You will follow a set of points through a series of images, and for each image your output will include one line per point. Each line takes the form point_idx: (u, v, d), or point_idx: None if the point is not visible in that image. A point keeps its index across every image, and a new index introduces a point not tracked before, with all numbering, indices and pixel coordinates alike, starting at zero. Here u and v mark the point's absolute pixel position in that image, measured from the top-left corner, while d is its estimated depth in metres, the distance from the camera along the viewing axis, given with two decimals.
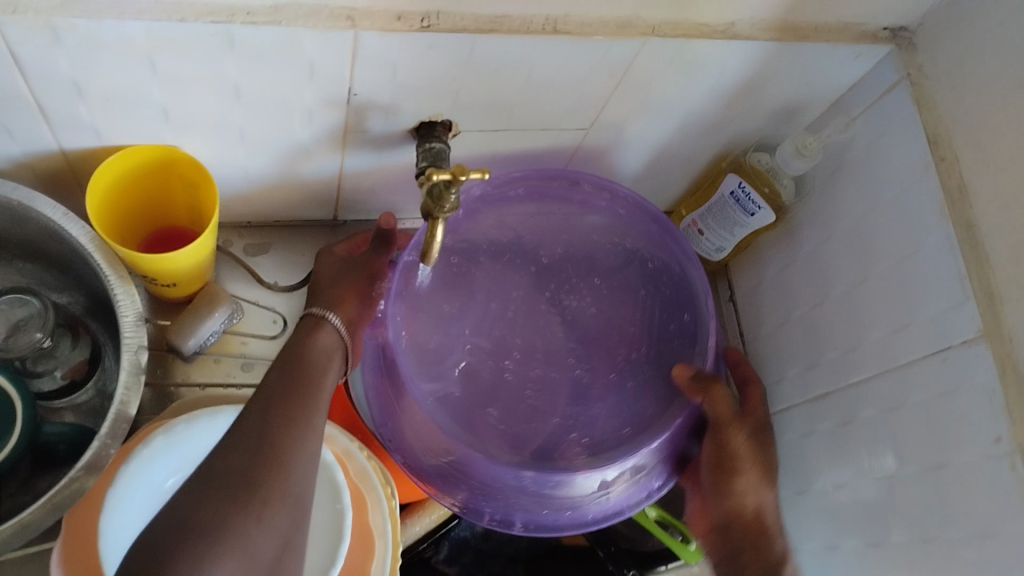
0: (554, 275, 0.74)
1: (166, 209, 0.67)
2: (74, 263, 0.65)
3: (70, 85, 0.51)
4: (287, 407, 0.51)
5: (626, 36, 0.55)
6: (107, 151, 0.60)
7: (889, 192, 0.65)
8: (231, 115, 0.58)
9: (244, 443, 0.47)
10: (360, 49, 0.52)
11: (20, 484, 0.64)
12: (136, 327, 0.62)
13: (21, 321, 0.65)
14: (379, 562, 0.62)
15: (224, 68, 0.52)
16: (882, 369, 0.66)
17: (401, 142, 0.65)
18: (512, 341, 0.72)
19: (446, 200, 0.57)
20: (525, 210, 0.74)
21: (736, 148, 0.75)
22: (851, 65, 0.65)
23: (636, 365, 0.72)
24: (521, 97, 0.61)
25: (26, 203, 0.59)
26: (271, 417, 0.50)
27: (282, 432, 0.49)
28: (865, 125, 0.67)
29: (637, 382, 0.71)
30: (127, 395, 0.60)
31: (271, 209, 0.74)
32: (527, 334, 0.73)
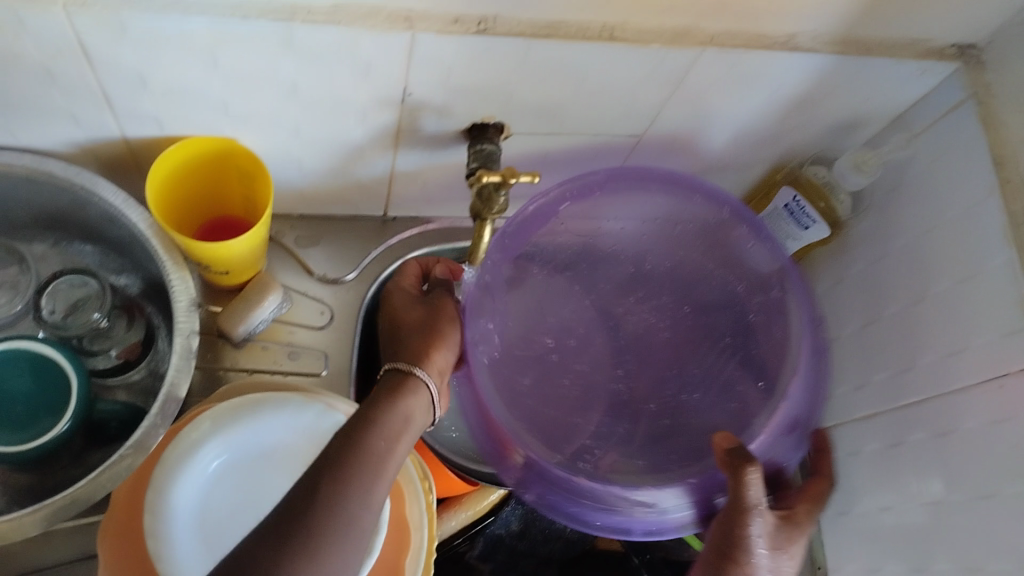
0: (641, 281, 0.76)
1: (224, 199, 0.69)
2: (132, 248, 0.68)
3: (135, 77, 0.53)
4: (364, 448, 0.51)
5: (683, 45, 0.55)
6: (168, 140, 0.61)
7: (950, 213, 0.63)
8: (289, 110, 0.59)
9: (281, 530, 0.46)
10: (415, 51, 0.53)
11: (73, 457, 0.66)
12: (188, 312, 0.64)
13: (80, 301, 0.68)
14: (414, 557, 0.63)
15: (282, 65, 0.53)
16: (934, 393, 0.64)
17: (453, 142, 0.65)
18: (574, 329, 0.75)
19: (495, 202, 0.58)
20: (615, 192, 0.70)
21: (792, 160, 0.74)
22: (916, 81, 0.63)
23: (690, 401, 0.71)
24: (575, 102, 0.60)
25: (90, 188, 0.62)
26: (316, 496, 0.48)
27: (351, 475, 0.50)
28: (928, 142, 0.65)
29: (673, 419, 0.71)
30: (176, 377, 0.62)
31: (323, 202, 0.75)
32: (591, 328, 0.76)
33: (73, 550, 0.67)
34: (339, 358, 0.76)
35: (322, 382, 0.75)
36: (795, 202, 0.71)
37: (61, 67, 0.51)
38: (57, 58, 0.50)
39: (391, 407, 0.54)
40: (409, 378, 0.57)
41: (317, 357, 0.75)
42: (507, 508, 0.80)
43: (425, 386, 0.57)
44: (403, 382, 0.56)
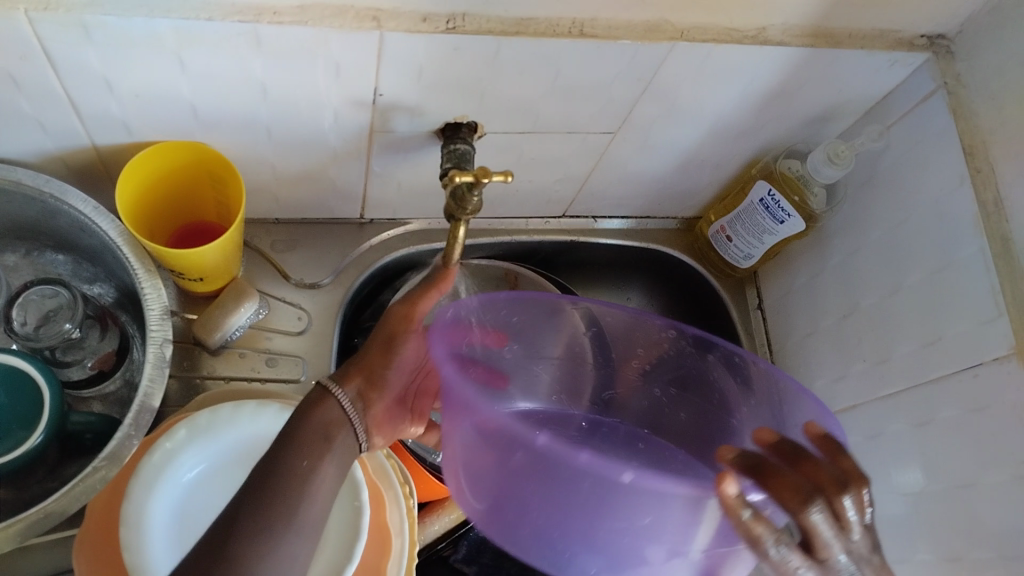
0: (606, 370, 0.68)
1: (198, 205, 0.68)
2: (104, 255, 0.66)
3: (101, 82, 0.52)
4: (287, 468, 0.52)
5: (654, 40, 0.54)
6: (138, 147, 0.61)
7: (922, 203, 0.63)
8: (260, 113, 0.58)
9: (199, 560, 0.48)
10: (385, 50, 0.52)
11: (47, 470, 0.65)
12: (161, 320, 0.63)
13: (52, 311, 0.67)
14: (396, 560, 0.62)
15: (250, 66, 0.52)
16: (912, 383, 0.64)
17: (427, 142, 0.65)
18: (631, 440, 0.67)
19: (469, 202, 0.58)
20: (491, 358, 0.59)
21: (767, 154, 0.74)
22: (886, 73, 0.63)
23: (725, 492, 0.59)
24: (548, 100, 0.60)
25: (58, 196, 0.61)
26: (238, 522, 0.49)
27: (273, 499, 0.51)
28: (900, 133, 0.66)
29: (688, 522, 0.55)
30: (150, 386, 0.61)
31: (298, 206, 0.74)
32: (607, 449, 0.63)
33: (48, 564, 0.66)
34: (319, 363, 0.76)
35: (300, 387, 0.75)
36: (770, 196, 0.71)
37: (24, 72, 0.50)
38: (20, 63, 0.49)
39: (309, 427, 0.55)
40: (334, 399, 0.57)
41: (296, 362, 0.75)
42: None
43: (337, 405, 0.57)
44: (321, 398, 0.57)
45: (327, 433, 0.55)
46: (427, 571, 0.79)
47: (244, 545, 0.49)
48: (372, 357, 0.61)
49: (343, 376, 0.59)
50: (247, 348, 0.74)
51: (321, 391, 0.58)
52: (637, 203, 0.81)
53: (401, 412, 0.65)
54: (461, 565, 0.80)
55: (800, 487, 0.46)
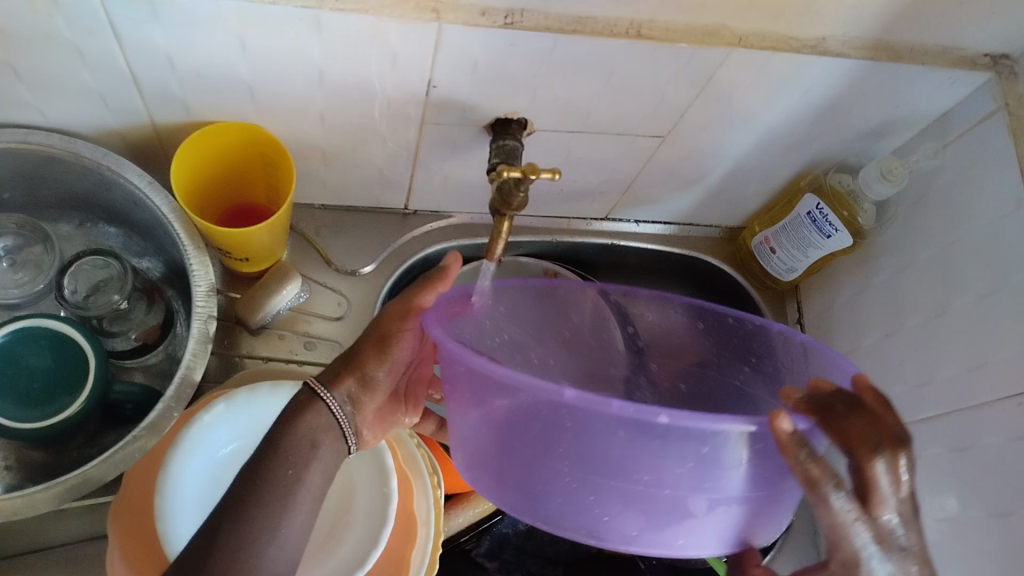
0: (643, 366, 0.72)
1: (247, 186, 0.69)
2: (155, 230, 0.68)
3: (164, 60, 0.53)
4: (271, 475, 0.52)
5: (711, 45, 0.54)
6: (194, 126, 0.62)
7: (975, 224, 0.62)
8: (315, 98, 0.59)
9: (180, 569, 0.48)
10: (442, 41, 0.53)
11: (88, 437, 0.67)
12: (207, 297, 0.64)
13: (101, 282, 0.68)
14: (421, 548, 0.62)
15: (309, 51, 0.53)
16: (954, 407, 0.63)
17: (477, 136, 0.65)
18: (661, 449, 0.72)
19: (514, 198, 0.57)
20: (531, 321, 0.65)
21: (817, 167, 0.73)
22: (946, 90, 0.62)
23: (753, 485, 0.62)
24: (600, 100, 0.60)
25: (115, 170, 0.62)
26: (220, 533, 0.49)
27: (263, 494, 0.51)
28: (956, 153, 0.64)
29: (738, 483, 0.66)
30: (193, 361, 0.62)
31: (345, 193, 0.75)
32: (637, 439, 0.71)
33: (83, 529, 0.68)
34: None
35: None
36: (818, 209, 0.70)
37: (91, 46, 0.52)
38: (88, 37, 0.51)
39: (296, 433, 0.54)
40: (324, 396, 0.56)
41: (334, 347, 0.76)
42: None
43: (326, 410, 0.56)
44: (308, 400, 0.56)
45: (315, 438, 0.54)
46: (449, 563, 0.79)
47: (232, 539, 0.49)
48: (366, 355, 0.59)
49: (336, 376, 0.58)
50: (285, 330, 0.75)
51: (309, 394, 0.56)
52: (681, 210, 0.80)
53: (395, 404, 0.64)
54: (483, 560, 0.80)
55: (867, 436, 0.46)
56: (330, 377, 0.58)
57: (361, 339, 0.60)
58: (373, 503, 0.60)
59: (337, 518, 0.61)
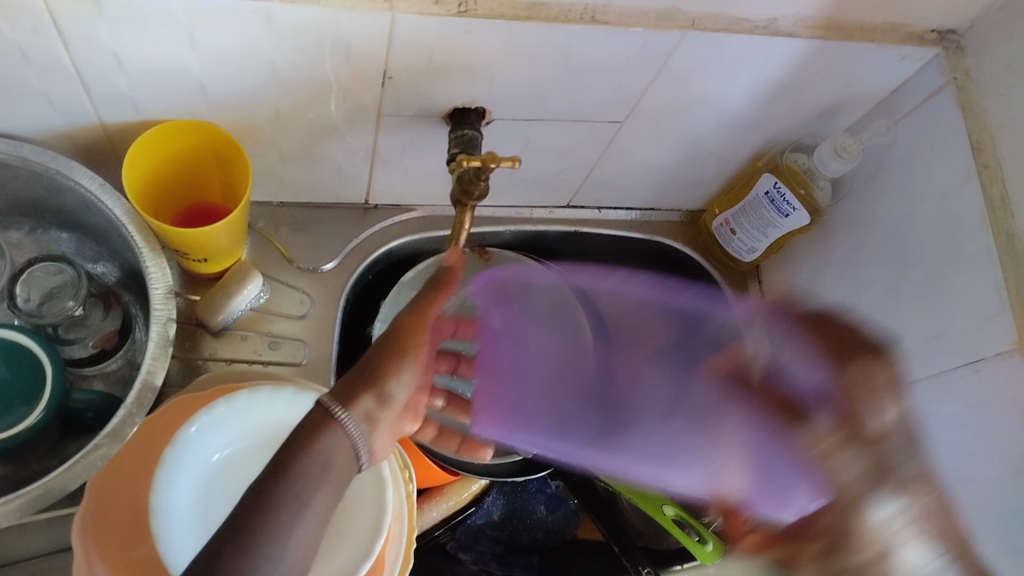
0: None
1: (204, 185, 0.68)
2: (108, 235, 0.67)
3: (111, 58, 0.52)
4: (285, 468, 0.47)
5: (665, 28, 0.54)
6: (145, 126, 0.61)
7: (928, 198, 0.64)
8: (269, 93, 0.58)
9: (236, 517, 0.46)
10: (397, 31, 0.52)
11: (48, 448, 0.65)
12: (165, 299, 0.63)
13: (55, 289, 0.67)
14: (394, 545, 0.63)
15: (262, 46, 0.52)
16: (914, 377, 0.65)
17: (435, 126, 0.65)
18: None
19: (476, 186, 0.58)
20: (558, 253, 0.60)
21: (774, 147, 0.74)
22: (895, 67, 0.63)
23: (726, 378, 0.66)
24: (555, 86, 0.60)
25: (65, 173, 0.61)
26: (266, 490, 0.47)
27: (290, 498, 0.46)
28: (908, 127, 0.66)
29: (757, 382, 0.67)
30: (153, 364, 0.62)
31: (302, 189, 0.75)
32: None
33: (47, 542, 0.66)
34: (321, 346, 0.76)
35: (304, 371, 0.75)
36: (776, 189, 0.72)
37: (37, 48, 0.50)
38: (32, 38, 0.49)
39: (307, 458, 0.47)
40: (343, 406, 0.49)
41: (299, 346, 0.75)
42: (488, 498, 0.82)
43: (341, 426, 0.49)
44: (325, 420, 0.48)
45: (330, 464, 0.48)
46: (425, 557, 0.79)
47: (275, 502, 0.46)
48: (382, 368, 0.52)
49: (359, 383, 0.51)
50: (249, 331, 0.74)
51: (322, 412, 0.49)
52: (643, 195, 0.81)
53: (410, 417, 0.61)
54: (456, 553, 0.81)
55: None
56: (344, 392, 0.51)
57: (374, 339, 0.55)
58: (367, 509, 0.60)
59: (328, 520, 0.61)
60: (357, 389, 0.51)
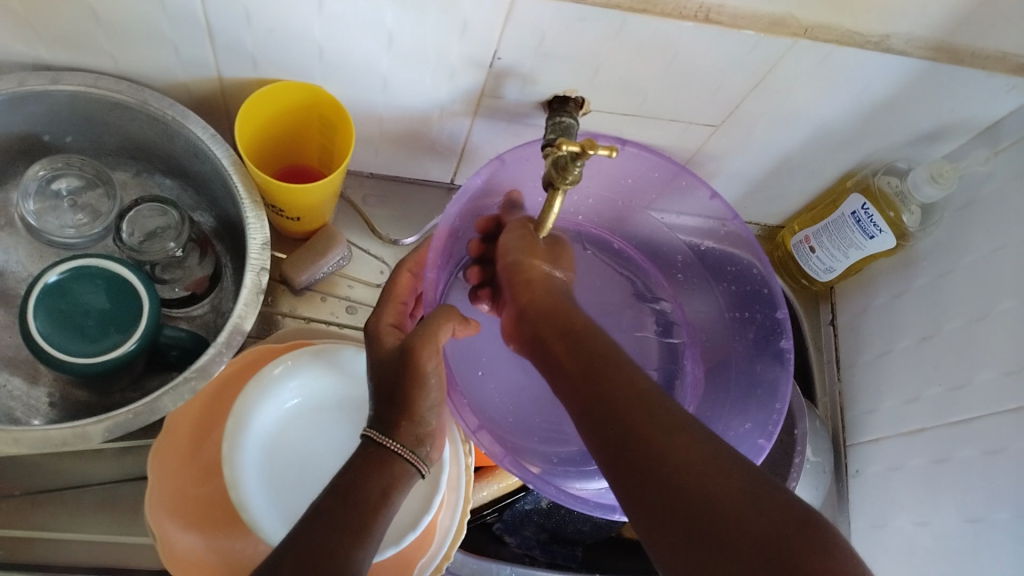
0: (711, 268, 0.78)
1: (302, 146, 0.71)
2: (211, 184, 0.70)
3: (240, 13, 0.55)
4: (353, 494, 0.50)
5: (776, 34, 0.55)
6: (260, 83, 0.63)
7: (1023, 231, 0.63)
8: (380, 62, 0.60)
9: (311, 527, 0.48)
10: (513, 12, 0.54)
11: (131, 382, 0.69)
12: (261, 250, 0.65)
13: (157, 229, 0.70)
14: (448, 513, 0.66)
15: (381, 14, 0.55)
16: (988, 411, 0.64)
17: (533, 112, 0.66)
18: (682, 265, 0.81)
19: (570, 172, 0.59)
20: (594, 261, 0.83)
21: (864, 168, 0.74)
22: (1002, 97, 0.63)
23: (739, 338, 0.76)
24: (657, 83, 0.61)
25: (180, 121, 0.64)
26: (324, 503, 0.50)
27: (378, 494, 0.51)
28: (1008, 161, 0.65)
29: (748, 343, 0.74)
30: (245, 311, 0.63)
31: (394, 162, 0.77)
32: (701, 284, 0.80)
33: (121, 470, 0.70)
34: None
35: None
36: (863, 210, 0.71)
37: None
38: None
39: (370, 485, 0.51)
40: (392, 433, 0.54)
41: None
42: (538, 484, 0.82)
43: (395, 459, 0.54)
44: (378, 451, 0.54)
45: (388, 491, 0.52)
46: (470, 534, 0.81)
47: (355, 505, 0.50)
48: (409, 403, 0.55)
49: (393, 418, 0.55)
50: (329, 293, 0.77)
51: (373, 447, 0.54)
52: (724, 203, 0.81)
53: None
54: (501, 534, 0.82)
55: None
56: (382, 423, 0.55)
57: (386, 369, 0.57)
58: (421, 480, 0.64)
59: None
60: (392, 420, 0.55)
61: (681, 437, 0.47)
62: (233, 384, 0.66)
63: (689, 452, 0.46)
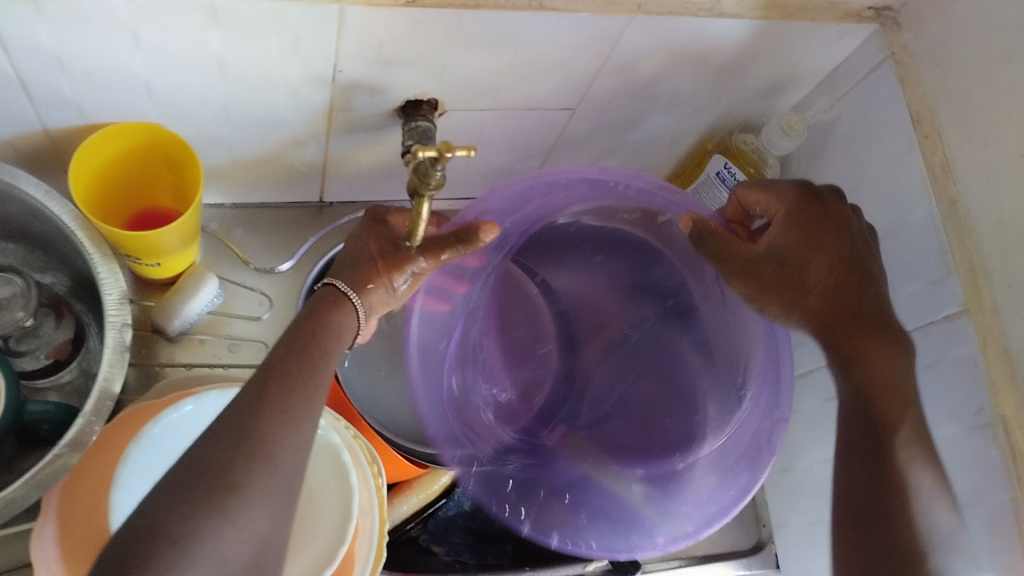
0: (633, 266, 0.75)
1: (152, 188, 0.67)
2: (57, 243, 0.65)
3: (51, 59, 0.51)
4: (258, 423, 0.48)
5: (612, 13, 0.55)
6: (90, 129, 0.59)
7: (874, 170, 0.66)
8: (216, 91, 0.57)
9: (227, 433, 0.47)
10: (345, 24, 0.52)
11: (3, 463, 0.63)
12: (120, 305, 0.61)
13: (4, 300, 0.65)
14: (365, 540, 0.63)
15: (207, 42, 0.52)
16: None
17: (389, 120, 0.65)
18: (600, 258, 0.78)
19: (432, 177, 0.57)
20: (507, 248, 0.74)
21: (722, 129, 0.76)
22: (835, 44, 0.65)
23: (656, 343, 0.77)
24: (506, 74, 0.60)
25: (8, 181, 0.59)
26: (258, 401, 0.49)
27: (286, 406, 0.50)
28: (850, 104, 0.68)
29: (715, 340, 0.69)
30: (111, 372, 0.60)
31: (255, 189, 0.74)
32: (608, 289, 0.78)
33: (9, 560, 0.65)
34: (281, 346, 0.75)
35: None
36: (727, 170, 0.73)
37: None
38: None
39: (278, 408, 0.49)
40: (300, 348, 0.53)
41: (259, 347, 0.74)
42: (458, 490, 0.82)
43: (349, 304, 0.59)
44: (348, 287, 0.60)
45: (343, 332, 0.57)
46: (397, 551, 0.79)
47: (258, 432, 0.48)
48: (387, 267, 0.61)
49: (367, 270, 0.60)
50: (208, 335, 0.73)
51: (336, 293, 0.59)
52: None
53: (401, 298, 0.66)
54: (429, 546, 0.80)
55: None
56: (353, 276, 0.60)
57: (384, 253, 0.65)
58: (332, 517, 0.62)
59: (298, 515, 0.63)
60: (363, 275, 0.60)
61: (897, 397, 0.58)
62: (115, 446, 0.60)
63: (911, 425, 0.58)
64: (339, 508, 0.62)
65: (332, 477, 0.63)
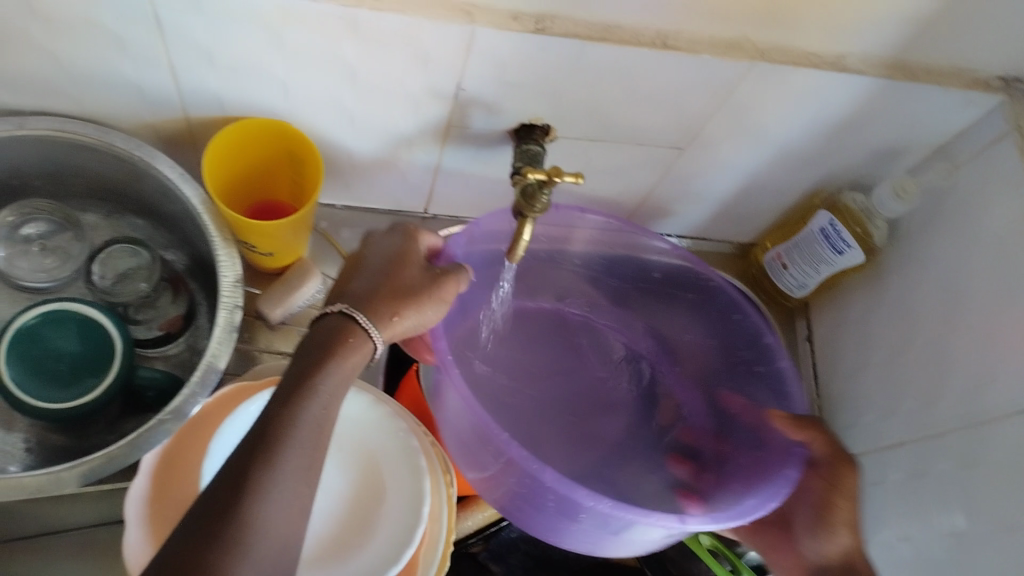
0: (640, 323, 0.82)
1: (273, 181, 0.71)
2: (183, 223, 0.70)
3: (202, 52, 0.55)
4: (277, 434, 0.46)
5: (732, 57, 0.56)
6: (226, 121, 0.64)
7: (987, 242, 0.64)
8: (344, 97, 0.61)
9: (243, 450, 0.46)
10: (474, 44, 0.54)
11: (108, 423, 0.68)
12: (233, 287, 0.65)
13: (128, 270, 0.71)
14: (429, 548, 0.64)
15: (344, 50, 0.55)
16: (962, 422, 0.64)
17: (501, 142, 0.67)
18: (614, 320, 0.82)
19: (536, 199, 0.59)
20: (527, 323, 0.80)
21: (830, 185, 0.75)
22: (959, 111, 0.64)
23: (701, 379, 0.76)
24: (618, 108, 0.62)
25: (148, 161, 0.64)
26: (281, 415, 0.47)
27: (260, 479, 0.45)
28: (968, 173, 0.66)
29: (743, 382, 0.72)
30: (218, 350, 0.64)
31: (365, 195, 0.77)
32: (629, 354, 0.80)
33: (100, 514, 0.69)
34: None
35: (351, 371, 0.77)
36: (831, 226, 0.72)
37: (135, 39, 0.54)
38: (134, 29, 0.53)
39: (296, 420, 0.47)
40: (288, 422, 0.47)
41: None
42: None
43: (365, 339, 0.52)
44: (349, 331, 0.52)
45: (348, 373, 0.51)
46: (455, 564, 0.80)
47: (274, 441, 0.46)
48: (405, 300, 0.54)
49: (385, 302, 0.54)
50: (305, 326, 0.76)
51: (350, 325, 0.52)
52: (697, 223, 0.82)
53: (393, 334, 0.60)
54: (487, 564, 0.81)
55: None
56: (371, 307, 0.53)
57: (388, 264, 0.56)
58: (402, 515, 0.63)
59: (368, 509, 0.65)
60: (382, 308, 0.53)
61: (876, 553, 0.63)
62: (207, 421, 0.63)
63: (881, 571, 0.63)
64: (409, 511, 0.63)
65: (405, 476, 0.65)
